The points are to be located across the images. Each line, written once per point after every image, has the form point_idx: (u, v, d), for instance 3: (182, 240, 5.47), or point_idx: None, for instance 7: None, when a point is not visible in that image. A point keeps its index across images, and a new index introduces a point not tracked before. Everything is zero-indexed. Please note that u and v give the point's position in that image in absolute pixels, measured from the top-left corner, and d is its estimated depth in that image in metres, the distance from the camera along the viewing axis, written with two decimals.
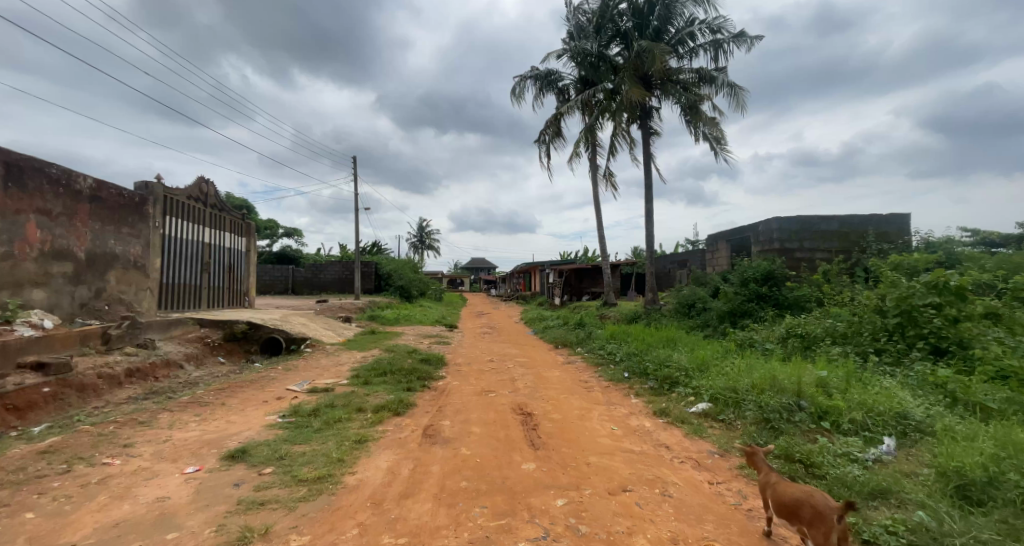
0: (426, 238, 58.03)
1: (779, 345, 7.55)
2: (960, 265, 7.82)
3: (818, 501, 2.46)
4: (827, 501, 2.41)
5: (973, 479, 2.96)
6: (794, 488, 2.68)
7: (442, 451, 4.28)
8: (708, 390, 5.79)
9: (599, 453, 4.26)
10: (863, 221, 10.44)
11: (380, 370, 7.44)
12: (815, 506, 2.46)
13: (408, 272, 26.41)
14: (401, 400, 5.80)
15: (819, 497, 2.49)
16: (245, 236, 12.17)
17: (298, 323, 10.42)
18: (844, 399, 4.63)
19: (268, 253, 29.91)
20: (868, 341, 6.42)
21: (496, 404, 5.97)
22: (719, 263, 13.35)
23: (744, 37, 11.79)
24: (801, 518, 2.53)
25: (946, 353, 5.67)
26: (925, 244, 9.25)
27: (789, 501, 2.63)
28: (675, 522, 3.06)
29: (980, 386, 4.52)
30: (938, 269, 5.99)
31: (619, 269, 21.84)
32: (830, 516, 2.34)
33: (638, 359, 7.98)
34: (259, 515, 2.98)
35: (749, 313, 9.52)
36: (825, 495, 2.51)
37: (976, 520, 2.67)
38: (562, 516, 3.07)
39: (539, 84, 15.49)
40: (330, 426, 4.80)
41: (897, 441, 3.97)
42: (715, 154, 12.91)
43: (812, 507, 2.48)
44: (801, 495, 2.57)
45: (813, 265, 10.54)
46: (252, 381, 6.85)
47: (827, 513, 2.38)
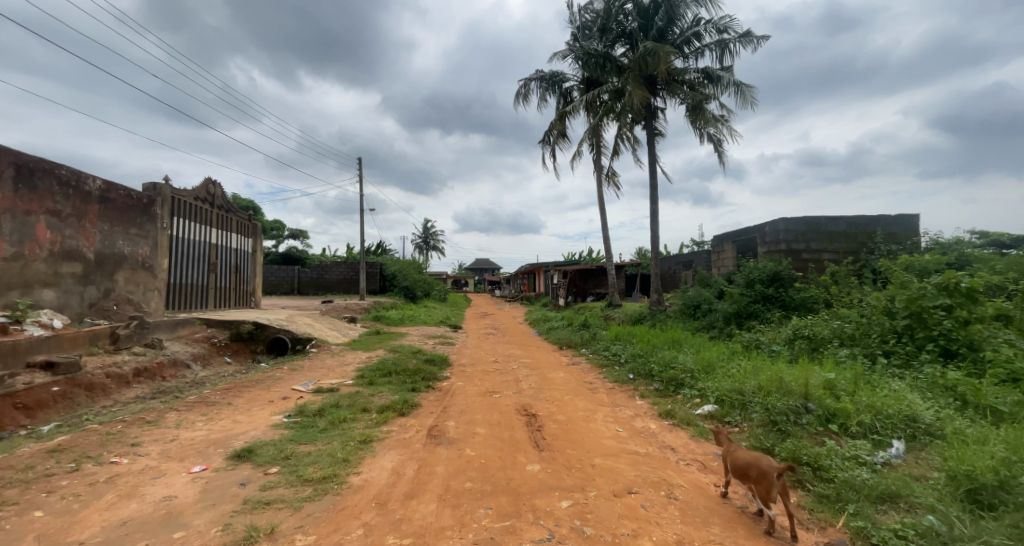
0: (431, 239, 58.25)
1: (786, 346, 7.51)
2: (970, 266, 7.74)
3: (762, 463, 2.98)
4: (766, 462, 2.95)
5: (984, 483, 2.92)
6: (742, 450, 3.21)
7: (447, 451, 4.29)
8: (713, 392, 5.77)
9: (605, 455, 4.24)
10: (871, 222, 10.35)
11: (386, 370, 7.47)
12: (760, 468, 2.98)
13: (412, 272, 26.46)
14: (406, 400, 5.81)
15: (762, 459, 3.00)
16: (252, 236, 12.25)
17: (303, 323, 10.48)
18: (852, 401, 4.59)
19: (275, 253, 30.11)
20: (876, 344, 6.36)
21: (500, 405, 5.97)
22: (725, 264, 13.29)
23: (750, 37, 11.72)
24: (750, 477, 3.07)
25: (956, 356, 5.60)
26: (934, 244, 9.15)
27: (741, 463, 3.14)
28: (681, 524, 3.04)
29: (992, 389, 4.47)
30: (949, 270, 5.91)
31: (624, 269, 21.87)
32: (772, 476, 2.88)
33: (643, 360, 7.95)
34: (265, 514, 2.99)
35: (755, 314, 9.47)
36: (767, 456, 3.03)
37: (987, 524, 2.63)
38: (567, 518, 3.06)
39: (543, 85, 15.50)
40: (336, 426, 4.82)
41: (907, 444, 3.92)
42: (721, 155, 12.86)
43: (758, 467, 3.01)
44: (748, 457, 3.10)
45: (820, 265, 10.45)
46: (258, 381, 6.89)
47: (769, 472, 2.92)
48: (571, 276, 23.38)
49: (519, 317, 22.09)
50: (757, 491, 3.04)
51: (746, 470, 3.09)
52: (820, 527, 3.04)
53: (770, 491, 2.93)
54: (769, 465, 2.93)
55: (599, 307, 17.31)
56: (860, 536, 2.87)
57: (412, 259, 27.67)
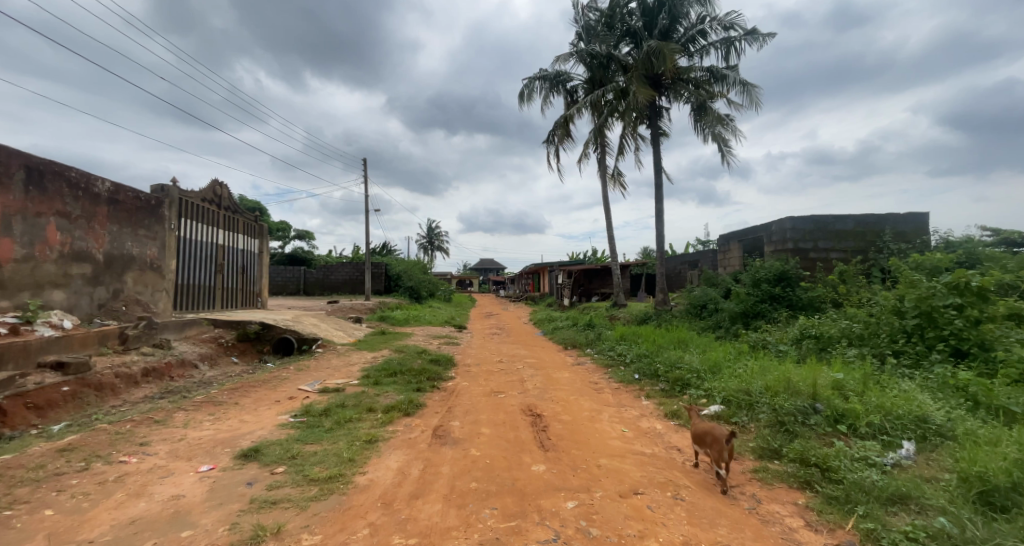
0: (436, 239, 58.35)
1: (794, 346, 7.46)
2: (981, 265, 7.63)
3: (716, 432, 3.67)
4: (718, 430, 3.64)
5: (996, 484, 2.88)
6: (702, 422, 3.91)
7: (452, 452, 4.28)
8: (720, 393, 5.74)
9: (610, 456, 4.22)
10: (879, 220, 10.24)
11: (391, 370, 7.48)
12: (714, 435, 3.67)
13: (417, 272, 26.51)
14: (412, 401, 5.81)
15: (717, 428, 3.70)
16: (258, 237, 12.33)
17: (309, 323, 10.52)
18: (861, 402, 4.54)
19: (281, 253, 30.28)
20: (886, 343, 6.30)
21: (505, 405, 5.95)
22: (731, 263, 13.20)
23: (756, 35, 11.65)
24: (706, 443, 3.77)
25: (968, 355, 5.52)
26: (943, 243, 9.04)
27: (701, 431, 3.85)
28: (687, 526, 3.02)
29: (1004, 390, 4.41)
30: (960, 269, 5.84)
31: (630, 269, 21.95)
32: (723, 441, 3.57)
33: (648, 361, 7.89)
34: (272, 513, 3.00)
35: (762, 314, 9.41)
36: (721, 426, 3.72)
37: (1000, 527, 2.58)
38: (572, 519, 3.05)
39: (547, 84, 15.46)
40: (341, 426, 4.83)
41: (917, 445, 3.87)
42: (726, 155, 12.79)
43: (713, 435, 3.70)
44: (704, 427, 3.80)
45: (828, 264, 10.36)
46: (265, 381, 6.93)
47: (721, 438, 3.60)
48: (576, 275, 23.36)
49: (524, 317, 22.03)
50: (711, 454, 3.73)
51: (704, 437, 3.79)
52: (829, 528, 3.02)
53: (720, 453, 3.61)
54: (720, 431, 3.63)
55: (604, 307, 17.22)
56: (870, 538, 2.84)
57: (417, 259, 27.76)
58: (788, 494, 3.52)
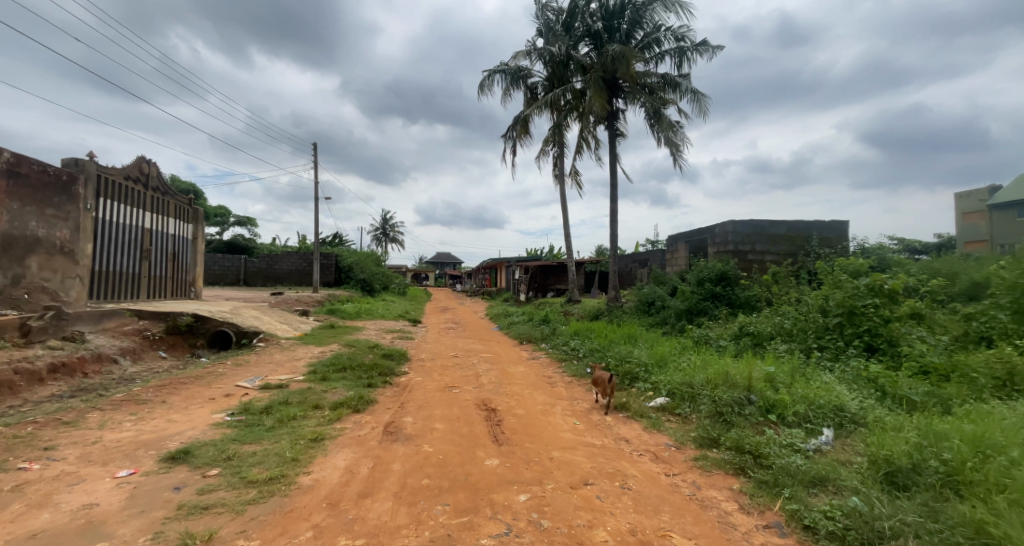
0: (390, 230, 56.70)
1: (732, 342, 7.92)
2: (890, 269, 8.56)
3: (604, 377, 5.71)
4: (605, 375, 5.70)
5: (899, 466, 3.21)
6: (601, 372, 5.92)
7: (403, 449, 4.18)
8: (665, 386, 5.99)
9: (562, 448, 4.30)
10: (808, 227, 11.13)
11: (339, 365, 7.18)
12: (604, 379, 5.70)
13: (370, 264, 25.67)
14: (361, 396, 5.61)
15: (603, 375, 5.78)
16: (192, 222, 11.40)
17: (248, 316, 9.89)
18: (789, 393, 4.91)
19: (217, 240, 28.25)
20: (811, 339, 6.85)
21: (459, 400, 5.88)
22: (677, 263, 13.80)
23: (706, 47, 12.22)
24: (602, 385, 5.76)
25: (878, 350, 6.15)
26: (861, 249, 9.95)
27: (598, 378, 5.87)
28: (633, 513, 3.14)
29: (907, 381, 4.95)
30: (877, 273, 6.51)
31: (584, 267, 22.57)
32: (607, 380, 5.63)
33: (600, 355, 8.10)
34: (202, 520, 2.79)
35: (704, 311, 9.97)
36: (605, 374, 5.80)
37: (902, 503, 2.89)
38: (525, 512, 3.07)
39: (507, 78, 15.41)
40: (284, 424, 4.58)
41: (835, 432, 4.25)
42: (675, 160, 13.35)
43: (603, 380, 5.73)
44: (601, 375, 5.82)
45: (763, 266, 11.09)
46: (198, 378, 6.42)
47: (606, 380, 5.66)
48: (533, 272, 23.63)
49: (479, 312, 21.87)
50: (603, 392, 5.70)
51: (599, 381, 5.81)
52: (759, 510, 3.24)
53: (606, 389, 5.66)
54: (606, 376, 5.68)
55: (560, 303, 17.55)
56: (794, 518, 3.07)
57: (368, 251, 26.85)
58: (724, 480, 3.74)
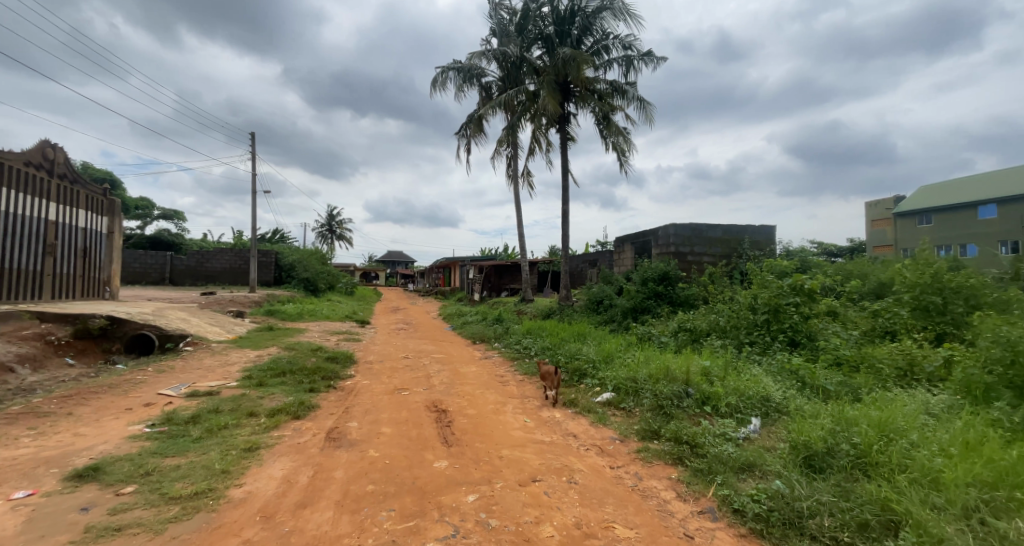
0: (336, 227, 54.51)
1: (672, 338, 8.28)
2: (810, 270, 9.33)
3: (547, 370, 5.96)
4: (548, 368, 5.94)
5: (816, 450, 3.48)
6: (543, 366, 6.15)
7: (347, 454, 4.01)
8: (611, 381, 6.17)
9: (512, 446, 4.30)
10: (740, 230, 11.89)
11: (278, 370, 6.80)
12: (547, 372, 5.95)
13: (314, 262, 24.40)
14: (302, 402, 5.34)
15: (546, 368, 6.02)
16: (106, 215, 10.37)
17: (174, 318, 9.14)
18: (722, 385, 5.20)
19: (139, 235, 25.90)
20: (741, 333, 7.30)
21: (408, 403, 5.75)
22: (624, 263, 14.28)
23: (651, 57, 12.71)
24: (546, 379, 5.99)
25: (799, 344, 6.66)
26: (785, 251, 10.77)
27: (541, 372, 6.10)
28: (579, 507, 3.19)
29: (823, 373, 5.39)
30: (798, 274, 7.07)
31: (537, 267, 22.81)
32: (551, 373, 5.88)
33: (551, 353, 8.21)
34: (114, 543, 2.53)
35: (648, 310, 10.39)
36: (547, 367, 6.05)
37: (818, 485, 3.14)
38: (472, 512, 3.04)
39: (460, 76, 15.25)
40: (213, 435, 4.26)
41: (762, 420, 4.55)
42: (622, 164, 13.78)
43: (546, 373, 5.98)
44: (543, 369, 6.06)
45: (701, 267, 11.71)
46: (113, 386, 5.84)
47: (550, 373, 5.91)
48: (487, 271, 23.53)
49: (432, 312, 21.50)
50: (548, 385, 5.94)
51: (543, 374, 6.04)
52: (694, 497, 3.40)
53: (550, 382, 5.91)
54: (551, 369, 5.92)
55: (515, 302, 17.64)
56: (725, 502, 3.26)
57: (312, 249, 25.65)
58: (664, 470, 3.90)
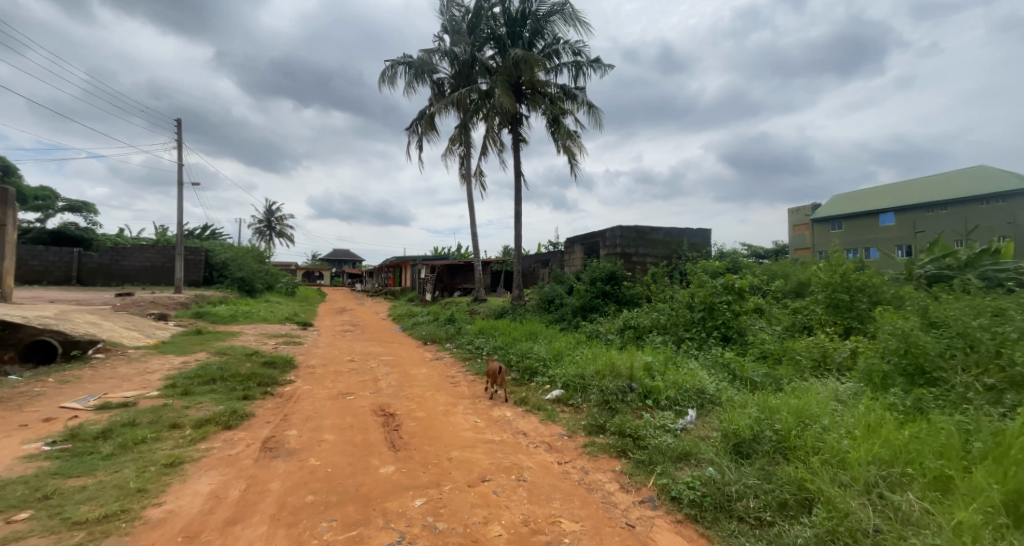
0: (275, 224, 51.65)
1: (618, 335, 8.53)
2: (741, 270, 9.96)
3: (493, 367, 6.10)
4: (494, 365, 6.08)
5: (743, 437, 3.71)
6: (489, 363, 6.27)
7: (285, 464, 3.79)
8: (560, 378, 6.25)
9: (461, 447, 4.25)
10: (680, 233, 12.49)
11: (207, 377, 6.31)
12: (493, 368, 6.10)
13: (250, 261, 22.86)
14: (233, 411, 4.99)
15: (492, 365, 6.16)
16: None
17: (83, 322, 8.26)
18: (663, 379, 5.43)
19: (41, 230, 23.22)
20: (680, 330, 7.66)
21: (353, 407, 5.53)
22: (574, 263, 14.59)
23: (600, 64, 13.06)
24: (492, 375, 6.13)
25: (731, 340, 7.08)
26: (719, 253, 11.44)
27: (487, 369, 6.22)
28: (527, 504, 3.20)
29: (752, 365, 5.76)
30: (730, 274, 7.54)
31: (490, 266, 22.78)
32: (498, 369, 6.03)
33: (502, 352, 8.20)
34: None
35: (596, 308, 10.66)
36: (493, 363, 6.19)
37: (745, 469, 3.34)
38: (419, 517, 2.97)
39: (410, 71, 14.93)
40: (129, 450, 3.88)
41: (698, 412, 4.79)
42: (572, 167, 14.03)
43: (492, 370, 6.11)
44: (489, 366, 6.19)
45: (645, 267, 12.18)
46: (5, 401, 5.17)
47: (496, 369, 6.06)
48: (439, 270, 23.16)
49: (382, 312, 20.91)
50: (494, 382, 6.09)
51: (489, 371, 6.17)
52: (636, 488, 3.52)
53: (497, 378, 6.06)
54: (497, 366, 6.07)
55: (467, 301, 17.49)
56: (663, 491, 3.39)
57: (247, 247, 24.13)
58: (609, 463, 4.00)
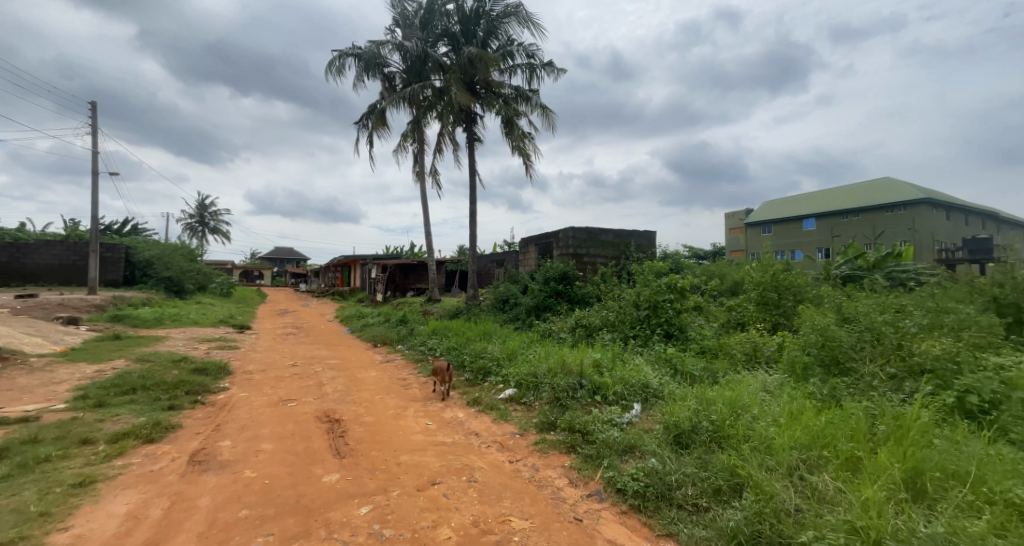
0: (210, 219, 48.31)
1: (570, 333, 8.67)
2: (684, 270, 10.44)
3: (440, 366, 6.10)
4: (442, 364, 6.08)
5: (683, 428, 3.87)
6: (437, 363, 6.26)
7: (216, 478, 3.53)
8: (514, 377, 6.26)
9: (411, 451, 4.14)
10: (629, 234, 12.90)
11: (126, 386, 5.77)
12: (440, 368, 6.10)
13: (178, 258, 21.27)
14: (156, 422, 4.59)
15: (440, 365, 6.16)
16: None
17: None
18: (610, 375, 5.57)
19: None
20: (626, 327, 7.92)
21: (295, 414, 5.25)
22: (529, 263, 14.70)
23: (553, 68, 13.24)
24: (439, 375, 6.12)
25: (673, 336, 7.40)
26: (664, 254, 11.93)
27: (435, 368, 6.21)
28: (477, 505, 3.17)
29: (691, 360, 6.05)
30: (672, 274, 7.89)
31: (444, 265, 22.53)
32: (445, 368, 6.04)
33: (456, 353, 8.10)
34: None
35: (549, 307, 10.79)
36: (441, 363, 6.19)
37: (684, 459, 3.49)
38: (365, 525, 2.86)
39: (360, 63, 14.44)
40: (28, 471, 3.47)
41: (643, 406, 4.96)
42: (525, 168, 14.12)
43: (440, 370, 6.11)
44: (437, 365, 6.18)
45: (596, 267, 12.47)
46: None
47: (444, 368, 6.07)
48: (391, 269, 22.57)
49: (328, 314, 20.08)
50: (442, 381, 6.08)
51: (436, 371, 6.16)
52: (584, 482, 3.58)
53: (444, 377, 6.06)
54: (444, 365, 6.07)
55: (421, 302, 17.15)
56: (610, 484, 3.47)
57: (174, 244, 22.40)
58: (558, 459, 4.05)
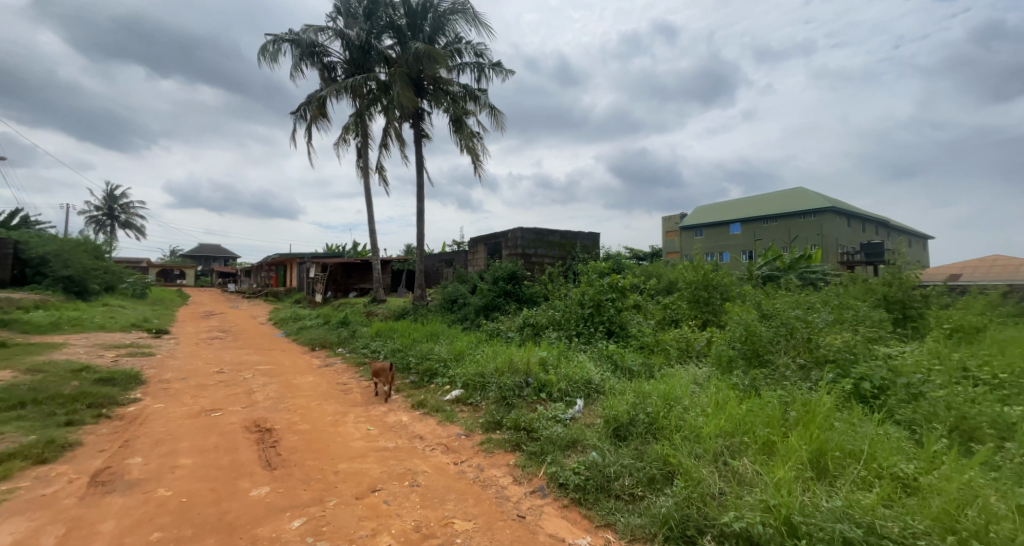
0: (123, 213, 43.79)
1: (518, 333, 8.73)
2: (626, 270, 10.86)
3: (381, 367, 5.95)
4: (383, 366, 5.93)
5: (622, 421, 4.03)
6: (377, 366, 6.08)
7: (126, 499, 3.21)
8: (460, 378, 6.21)
9: (350, 458, 3.99)
10: (574, 235, 13.21)
11: (13, 401, 5.08)
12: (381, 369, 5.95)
13: (79, 253, 19.07)
14: (51, 441, 4.08)
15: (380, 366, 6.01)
16: None
17: None
18: (555, 373, 5.68)
19: None
20: (571, 325, 8.11)
21: (220, 425, 4.88)
22: (477, 263, 14.67)
23: (501, 69, 13.26)
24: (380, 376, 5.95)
25: (614, 333, 7.67)
26: (607, 254, 12.34)
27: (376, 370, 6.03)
28: (419, 509, 3.11)
29: (631, 356, 6.30)
30: (614, 274, 8.18)
31: (389, 265, 21.91)
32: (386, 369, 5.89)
33: (401, 354, 7.91)
34: None
35: (497, 307, 10.81)
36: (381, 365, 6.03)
37: (621, 450, 3.64)
38: (297, 539, 2.71)
39: (297, 51, 13.68)
40: None
41: (585, 401, 5.10)
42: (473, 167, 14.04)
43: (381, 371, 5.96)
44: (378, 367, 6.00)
45: (542, 267, 12.66)
46: None
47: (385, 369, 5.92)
48: (333, 269, 21.60)
49: (260, 316, 18.85)
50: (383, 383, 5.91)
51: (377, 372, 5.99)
52: (527, 479, 3.63)
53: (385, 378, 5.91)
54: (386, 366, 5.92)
55: (364, 302, 16.56)
56: (552, 479, 3.54)
57: (76, 240, 20.07)
58: (503, 458, 4.07)
